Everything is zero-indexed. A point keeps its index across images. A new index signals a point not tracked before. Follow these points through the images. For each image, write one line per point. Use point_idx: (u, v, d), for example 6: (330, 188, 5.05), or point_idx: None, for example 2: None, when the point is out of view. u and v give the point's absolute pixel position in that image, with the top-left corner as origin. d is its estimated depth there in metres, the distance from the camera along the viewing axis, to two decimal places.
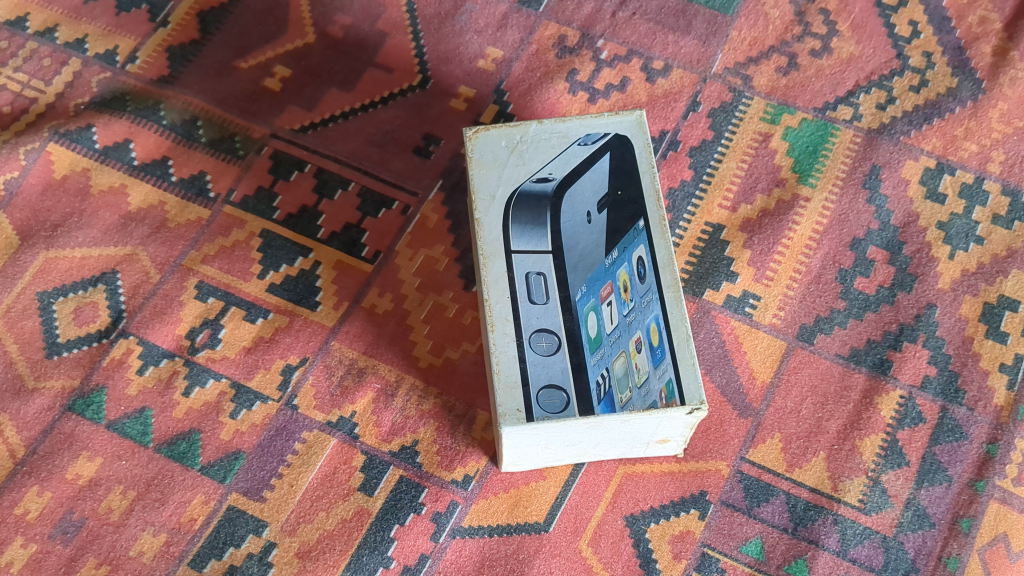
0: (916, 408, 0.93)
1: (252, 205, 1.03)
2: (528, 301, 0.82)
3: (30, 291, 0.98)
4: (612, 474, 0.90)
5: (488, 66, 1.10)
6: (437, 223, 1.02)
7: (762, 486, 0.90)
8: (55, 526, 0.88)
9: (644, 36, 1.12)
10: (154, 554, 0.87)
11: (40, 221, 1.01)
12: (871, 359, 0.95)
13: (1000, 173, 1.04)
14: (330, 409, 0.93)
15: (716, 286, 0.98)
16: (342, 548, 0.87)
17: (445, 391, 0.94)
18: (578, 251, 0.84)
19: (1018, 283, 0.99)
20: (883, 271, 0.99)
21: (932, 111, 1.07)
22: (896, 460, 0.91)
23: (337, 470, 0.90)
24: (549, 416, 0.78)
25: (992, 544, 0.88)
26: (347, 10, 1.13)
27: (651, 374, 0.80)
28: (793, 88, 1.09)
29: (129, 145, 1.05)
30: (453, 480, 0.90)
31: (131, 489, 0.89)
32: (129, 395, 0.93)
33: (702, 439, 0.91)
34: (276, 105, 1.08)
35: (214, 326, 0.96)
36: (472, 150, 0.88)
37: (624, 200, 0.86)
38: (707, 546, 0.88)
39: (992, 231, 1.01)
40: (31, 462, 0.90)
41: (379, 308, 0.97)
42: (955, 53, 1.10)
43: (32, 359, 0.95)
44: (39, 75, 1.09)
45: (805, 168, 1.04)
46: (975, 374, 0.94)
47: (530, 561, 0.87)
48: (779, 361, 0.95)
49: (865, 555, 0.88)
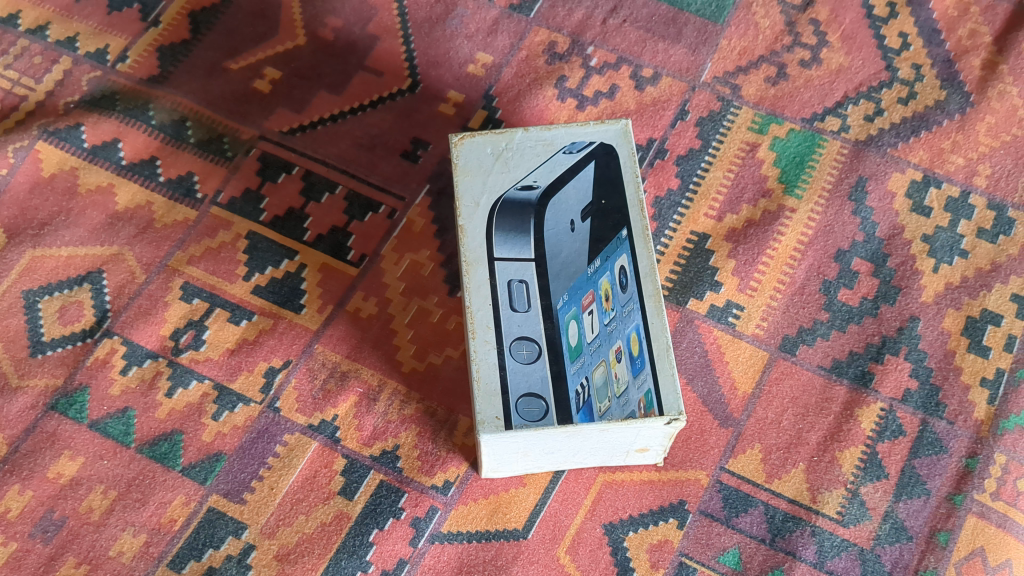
0: (896, 422, 0.93)
1: (239, 207, 1.03)
2: (509, 308, 0.82)
3: (16, 290, 0.98)
4: (592, 482, 0.90)
5: (478, 71, 1.11)
6: (423, 227, 1.02)
7: (740, 496, 0.90)
8: (36, 524, 0.88)
9: (634, 44, 1.12)
10: (133, 554, 0.87)
11: (27, 219, 1.01)
12: (852, 371, 0.95)
13: (986, 187, 1.04)
14: (312, 412, 0.93)
15: (700, 296, 0.98)
16: (321, 552, 0.88)
17: (428, 396, 0.94)
18: (560, 259, 0.84)
19: (1002, 297, 0.99)
20: (867, 283, 0.99)
21: (920, 123, 1.07)
22: (875, 472, 0.91)
23: (318, 473, 0.91)
24: (527, 425, 0.78)
25: (969, 558, 0.88)
26: (338, 13, 1.14)
27: (630, 384, 0.80)
28: (782, 98, 1.09)
29: (118, 144, 1.05)
30: (433, 485, 0.91)
31: (113, 489, 0.90)
32: (112, 395, 0.93)
33: (683, 449, 0.92)
34: (266, 107, 1.08)
35: (198, 327, 0.97)
36: (457, 156, 0.88)
37: (608, 209, 0.86)
38: (685, 556, 0.88)
39: (977, 245, 1.01)
40: (14, 460, 0.90)
41: (364, 312, 0.97)
42: (944, 65, 1.11)
43: (16, 357, 0.95)
44: (30, 73, 1.10)
45: (791, 179, 1.04)
46: (956, 388, 0.95)
47: (508, 567, 0.87)
48: (760, 372, 0.95)
49: (842, 567, 0.88)
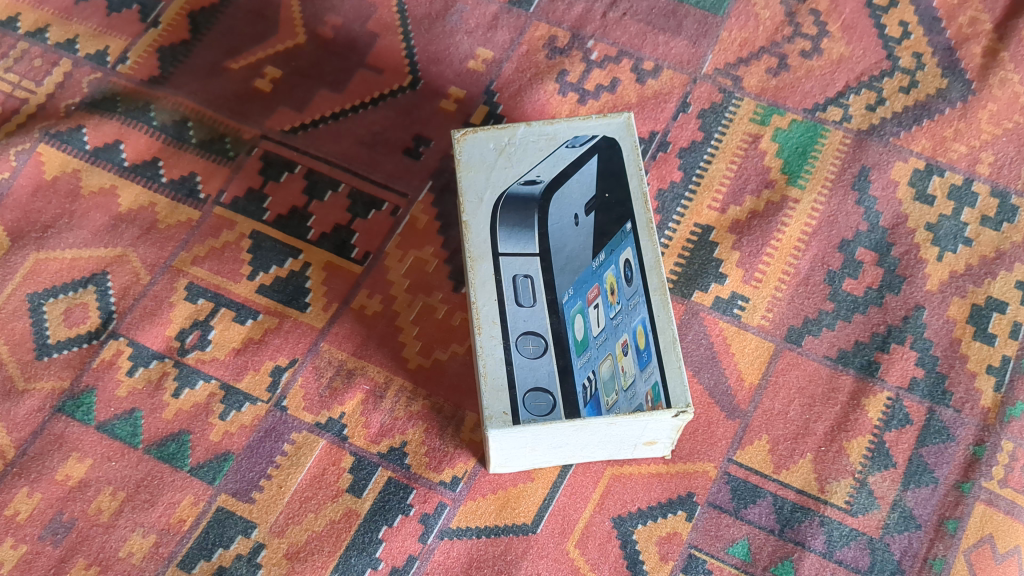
0: (904, 411, 0.93)
1: (242, 207, 1.03)
2: (514, 303, 0.83)
3: (20, 293, 0.98)
4: (599, 476, 0.90)
5: (479, 66, 1.11)
6: (427, 224, 1.02)
7: (749, 487, 0.90)
8: (45, 527, 0.88)
9: (634, 37, 1.12)
10: (144, 555, 0.87)
11: (30, 222, 1.01)
12: (859, 361, 0.95)
13: (989, 175, 1.04)
14: (319, 410, 0.93)
15: (704, 288, 0.98)
16: (330, 550, 0.88)
17: (433, 392, 0.94)
18: (565, 254, 0.84)
19: (1006, 285, 0.99)
20: (871, 272, 0.99)
21: (922, 112, 1.07)
22: (883, 461, 0.91)
23: (326, 471, 0.91)
24: (534, 419, 0.78)
25: (978, 546, 0.88)
26: (338, 10, 1.13)
27: (637, 377, 0.80)
28: (783, 90, 1.09)
29: (120, 146, 1.05)
30: (441, 481, 0.91)
31: (121, 490, 0.90)
32: (118, 396, 0.93)
33: (690, 441, 0.92)
34: (267, 106, 1.08)
35: (204, 327, 0.97)
36: (460, 152, 0.88)
37: (612, 202, 0.86)
38: (694, 548, 0.88)
39: (980, 233, 1.01)
40: (22, 463, 0.90)
41: (369, 309, 0.98)
42: (945, 54, 1.10)
43: (23, 359, 0.95)
44: (30, 76, 1.09)
45: (794, 169, 1.04)
46: (963, 376, 0.95)
47: (518, 562, 0.87)
48: (767, 363, 0.95)
49: (851, 556, 0.88)
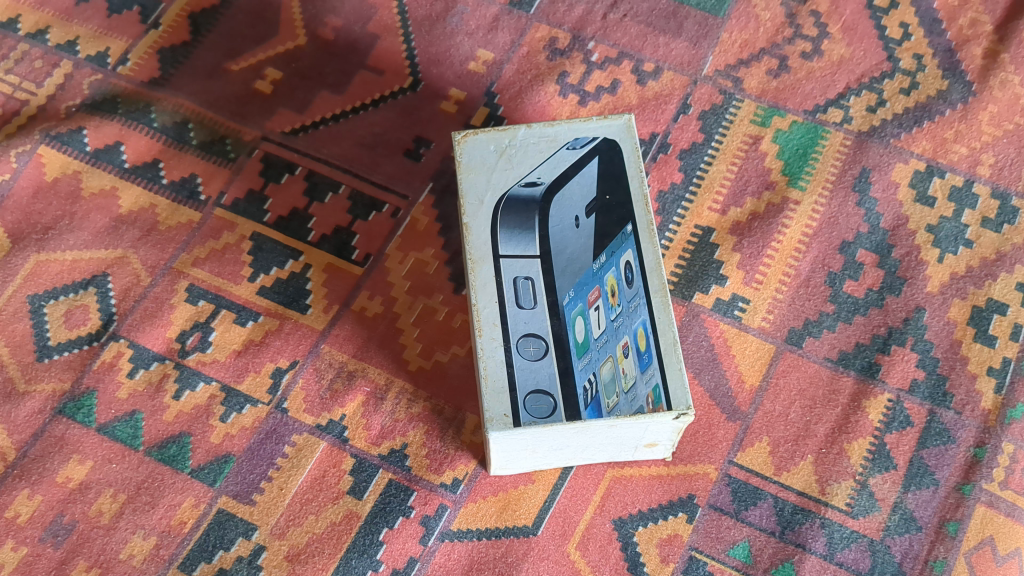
0: (904, 412, 0.93)
1: (242, 208, 1.03)
2: (515, 305, 0.82)
3: (21, 295, 0.98)
4: (600, 478, 0.90)
5: (479, 68, 1.10)
6: (427, 226, 1.02)
7: (749, 489, 0.90)
8: (45, 529, 0.88)
9: (635, 38, 1.12)
10: (144, 557, 0.87)
11: (30, 224, 1.01)
12: (859, 362, 0.95)
13: (990, 176, 1.04)
14: (320, 412, 0.93)
15: (705, 289, 0.98)
16: (331, 552, 0.88)
17: (434, 394, 0.94)
18: (566, 255, 0.84)
19: (1007, 287, 0.99)
20: (872, 274, 0.99)
21: (922, 113, 1.07)
22: (884, 463, 0.91)
23: (326, 473, 0.91)
24: (535, 421, 0.78)
25: (979, 548, 0.88)
26: (338, 12, 1.13)
27: (638, 379, 0.80)
28: (783, 91, 1.09)
29: (120, 148, 1.05)
30: (442, 483, 0.91)
31: (122, 492, 0.90)
32: (119, 398, 0.93)
33: (691, 443, 0.92)
34: (267, 108, 1.08)
35: (204, 329, 0.97)
36: (460, 154, 0.88)
37: (612, 204, 0.86)
38: (695, 550, 0.88)
39: (981, 234, 1.01)
40: (22, 465, 0.90)
41: (369, 311, 0.98)
42: (945, 55, 1.10)
43: (23, 361, 0.95)
44: (31, 77, 1.09)
45: (794, 171, 1.04)
46: (964, 377, 0.95)
47: (518, 565, 0.87)
48: (767, 365, 0.95)
49: (852, 558, 0.88)
